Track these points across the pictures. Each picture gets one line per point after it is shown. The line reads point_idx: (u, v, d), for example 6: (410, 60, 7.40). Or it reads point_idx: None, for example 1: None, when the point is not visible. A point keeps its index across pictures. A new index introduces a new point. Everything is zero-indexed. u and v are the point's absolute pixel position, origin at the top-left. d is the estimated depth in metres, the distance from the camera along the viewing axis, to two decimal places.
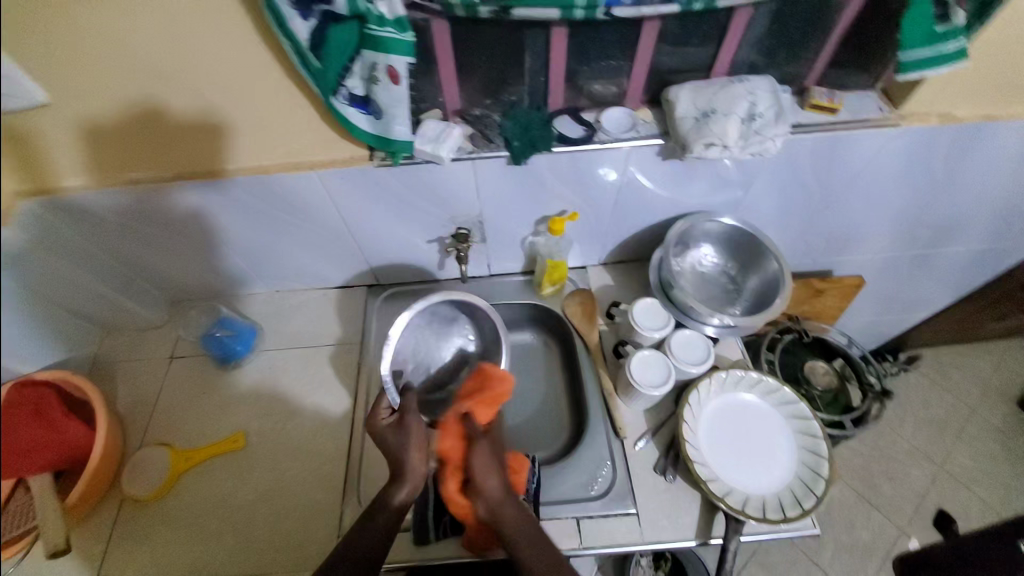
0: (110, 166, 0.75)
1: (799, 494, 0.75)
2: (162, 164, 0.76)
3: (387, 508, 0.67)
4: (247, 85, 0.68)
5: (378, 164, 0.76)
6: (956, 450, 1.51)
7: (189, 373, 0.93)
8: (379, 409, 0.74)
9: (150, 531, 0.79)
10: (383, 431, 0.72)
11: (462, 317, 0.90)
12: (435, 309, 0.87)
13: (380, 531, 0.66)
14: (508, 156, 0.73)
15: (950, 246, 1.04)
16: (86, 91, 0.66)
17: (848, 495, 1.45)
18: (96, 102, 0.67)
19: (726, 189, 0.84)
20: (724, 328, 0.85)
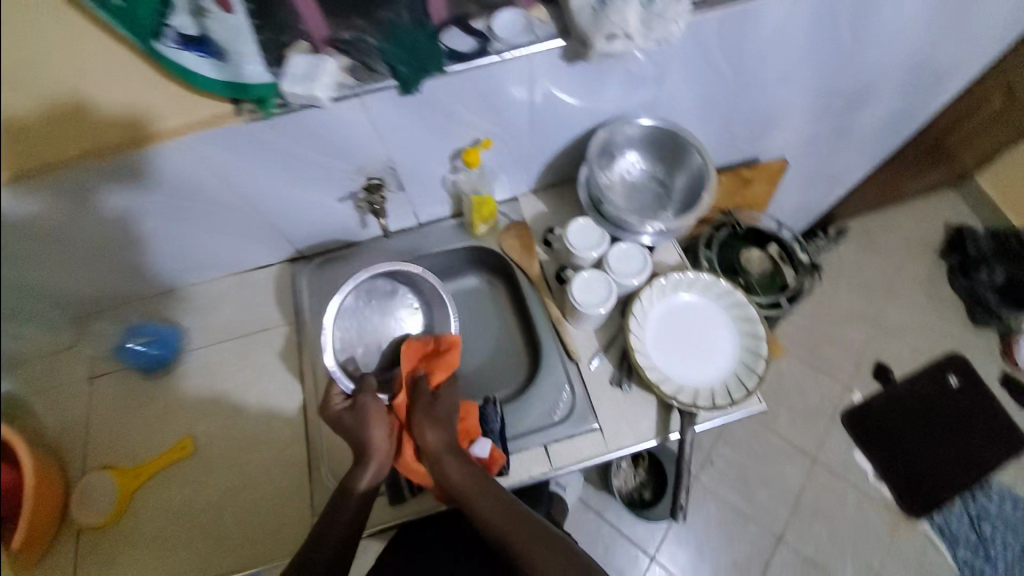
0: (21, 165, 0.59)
1: (743, 376, 0.80)
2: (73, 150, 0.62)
3: (349, 497, 0.66)
4: (67, 53, 0.62)
5: (250, 119, 0.63)
6: (886, 304, 1.65)
7: (112, 392, 0.84)
8: (331, 396, 0.73)
9: (116, 555, 0.75)
10: (340, 414, 0.72)
11: (401, 288, 0.91)
12: (371, 287, 0.89)
13: (353, 508, 0.66)
14: (397, 86, 0.65)
15: (865, 111, 1.05)
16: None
17: (797, 365, 1.57)
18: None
19: (642, 88, 0.80)
20: (659, 234, 0.85)
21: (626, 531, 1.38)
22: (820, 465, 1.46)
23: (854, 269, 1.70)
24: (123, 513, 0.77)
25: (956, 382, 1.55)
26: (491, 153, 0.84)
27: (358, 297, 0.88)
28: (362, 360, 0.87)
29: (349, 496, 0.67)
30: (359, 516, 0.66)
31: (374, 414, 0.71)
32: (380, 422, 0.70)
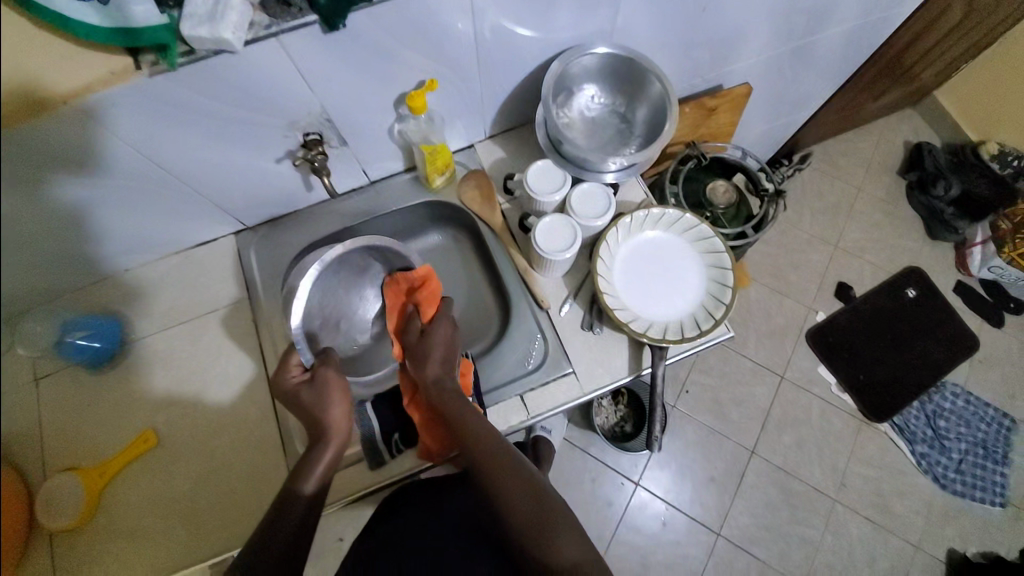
0: None
1: (710, 307, 0.79)
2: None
3: (297, 500, 0.60)
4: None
5: (152, 73, 0.55)
6: (848, 227, 1.69)
7: (61, 389, 0.79)
8: (289, 367, 0.70)
9: (93, 554, 0.72)
10: (296, 391, 0.68)
11: (374, 266, 0.83)
12: (345, 259, 0.79)
13: (303, 501, 0.60)
14: (319, 21, 0.57)
15: (828, 29, 1.01)
16: None
17: (765, 292, 1.62)
18: None
19: (597, 13, 0.73)
20: (623, 170, 0.82)
21: (609, 462, 1.44)
22: (788, 382, 1.53)
23: (817, 194, 1.73)
24: (93, 513, 0.74)
25: (913, 294, 1.62)
26: (439, 97, 0.77)
27: (331, 268, 0.78)
28: (321, 335, 0.79)
29: (297, 498, 0.60)
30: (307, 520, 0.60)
31: (334, 387, 0.69)
32: (341, 400, 0.68)
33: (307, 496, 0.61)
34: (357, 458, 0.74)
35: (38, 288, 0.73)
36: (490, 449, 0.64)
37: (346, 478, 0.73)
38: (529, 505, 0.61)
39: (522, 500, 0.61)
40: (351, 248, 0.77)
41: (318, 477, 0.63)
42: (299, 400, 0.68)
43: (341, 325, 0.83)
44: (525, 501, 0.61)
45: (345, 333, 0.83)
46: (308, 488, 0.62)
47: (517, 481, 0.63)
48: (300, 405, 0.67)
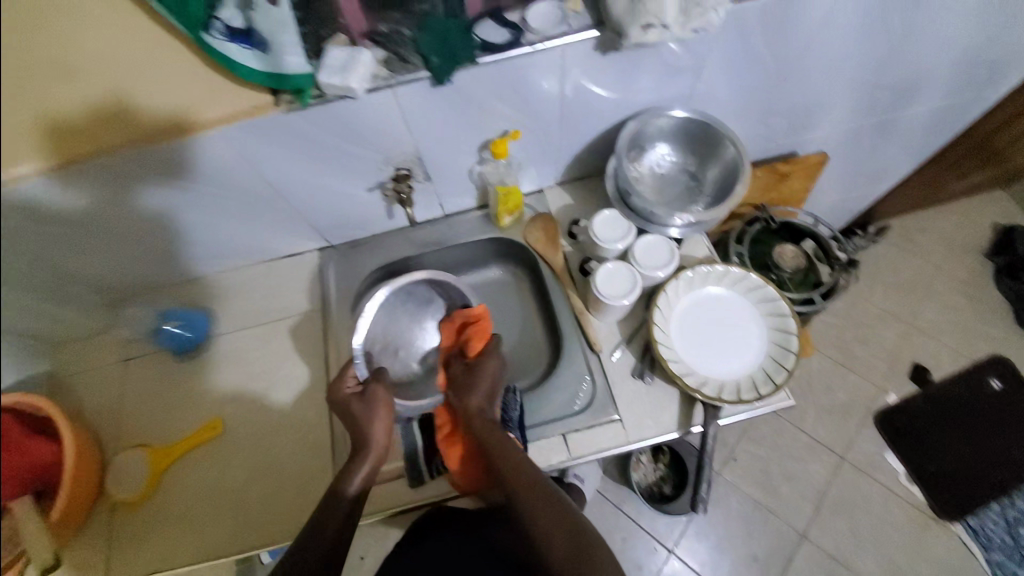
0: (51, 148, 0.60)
1: (771, 371, 0.77)
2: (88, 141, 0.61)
3: (342, 499, 0.66)
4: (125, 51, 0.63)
5: (288, 110, 0.64)
6: (923, 306, 1.59)
7: (147, 371, 0.87)
8: (345, 378, 0.75)
9: (147, 530, 0.77)
10: (347, 400, 0.72)
11: (437, 299, 0.90)
12: (411, 290, 0.89)
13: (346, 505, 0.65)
14: (429, 76, 0.65)
15: (912, 105, 1.00)
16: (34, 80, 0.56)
17: (826, 365, 1.53)
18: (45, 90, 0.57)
19: (677, 79, 0.78)
20: (688, 226, 0.83)
21: (644, 523, 1.37)
22: (849, 464, 1.42)
23: (891, 269, 1.64)
24: (154, 490, 0.79)
25: (999, 386, 1.48)
26: (519, 144, 0.83)
27: (399, 296, 0.88)
28: (379, 356, 0.86)
29: (342, 499, 0.66)
30: (350, 519, 0.65)
31: (382, 405, 0.72)
32: (386, 415, 0.72)
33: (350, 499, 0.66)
34: (397, 474, 0.76)
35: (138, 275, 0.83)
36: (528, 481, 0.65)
37: (386, 492, 0.75)
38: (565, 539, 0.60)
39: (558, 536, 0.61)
40: (417, 280, 0.86)
41: (361, 481, 0.68)
42: (348, 411, 0.72)
43: (399, 350, 0.89)
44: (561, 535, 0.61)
45: (401, 360, 0.88)
46: (351, 490, 0.67)
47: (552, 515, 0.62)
48: (348, 415, 0.72)
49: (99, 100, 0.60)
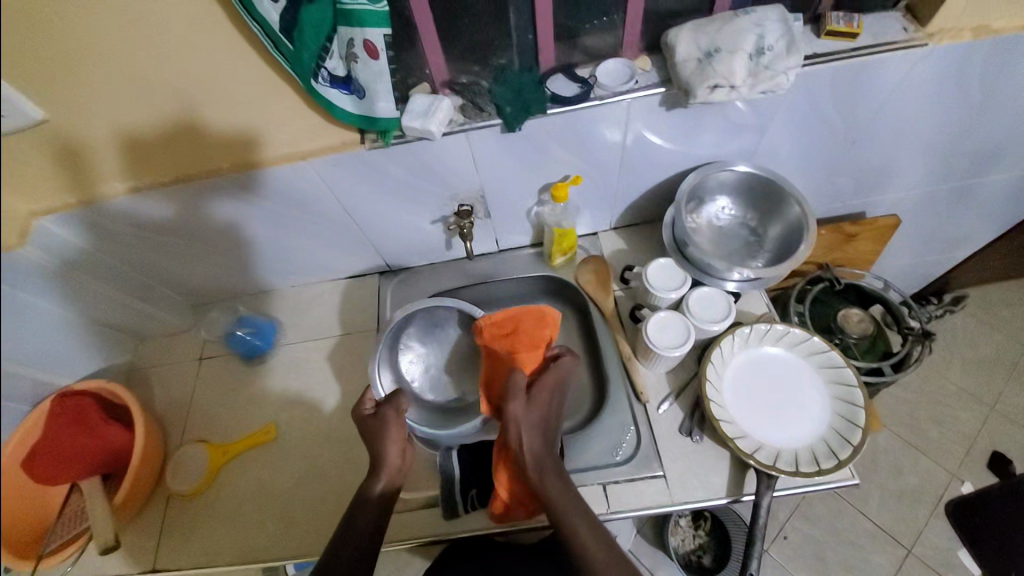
0: (147, 169, 0.73)
1: (834, 445, 0.72)
2: (176, 164, 0.73)
3: (367, 500, 0.69)
4: (201, 68, 0.65)
5: (371, 147, 0.72)
6: (1008, 388, 1.44)
7: (216, 373, 0.95)
8: (364, 399, 0.78)
9: (196, 523, 0.81)
10: (364, 418, 0.75)
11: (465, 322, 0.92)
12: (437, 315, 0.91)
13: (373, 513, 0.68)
14: (501, 124, 0.70)
15: (996, 173, 0.95)
16: (131, 108, 0.67)
17: (894, 443, 1.40)
18: (142, 116, 0.68)
19: (741, 136, 0.79)
20: (745, 281, 0.82)
21: None
22: (916, 559, 1.27)
23: (969, 343, 1.52)
24: (208, 486, 0.84)
25: None
26: (579, 189, 0.86)
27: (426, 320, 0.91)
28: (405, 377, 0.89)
29: (367, 500, 0.69)
30: (378, 521, 0.68)
31: (394, 425, 0.74)
32: (397, 436, 0.73)
33: (376, 498, 0.69)
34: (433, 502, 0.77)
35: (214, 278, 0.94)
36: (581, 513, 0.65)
37: (420, 520, 0.76)
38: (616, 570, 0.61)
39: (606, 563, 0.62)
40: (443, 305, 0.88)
41: (387, 480, 0.71)
42: (364, 429, 0.75)
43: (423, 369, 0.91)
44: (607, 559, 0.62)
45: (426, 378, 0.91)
46: (376, 491, 0.70)
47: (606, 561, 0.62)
48: (363, 433, 0.75)
49: (181, 126, 0.69)
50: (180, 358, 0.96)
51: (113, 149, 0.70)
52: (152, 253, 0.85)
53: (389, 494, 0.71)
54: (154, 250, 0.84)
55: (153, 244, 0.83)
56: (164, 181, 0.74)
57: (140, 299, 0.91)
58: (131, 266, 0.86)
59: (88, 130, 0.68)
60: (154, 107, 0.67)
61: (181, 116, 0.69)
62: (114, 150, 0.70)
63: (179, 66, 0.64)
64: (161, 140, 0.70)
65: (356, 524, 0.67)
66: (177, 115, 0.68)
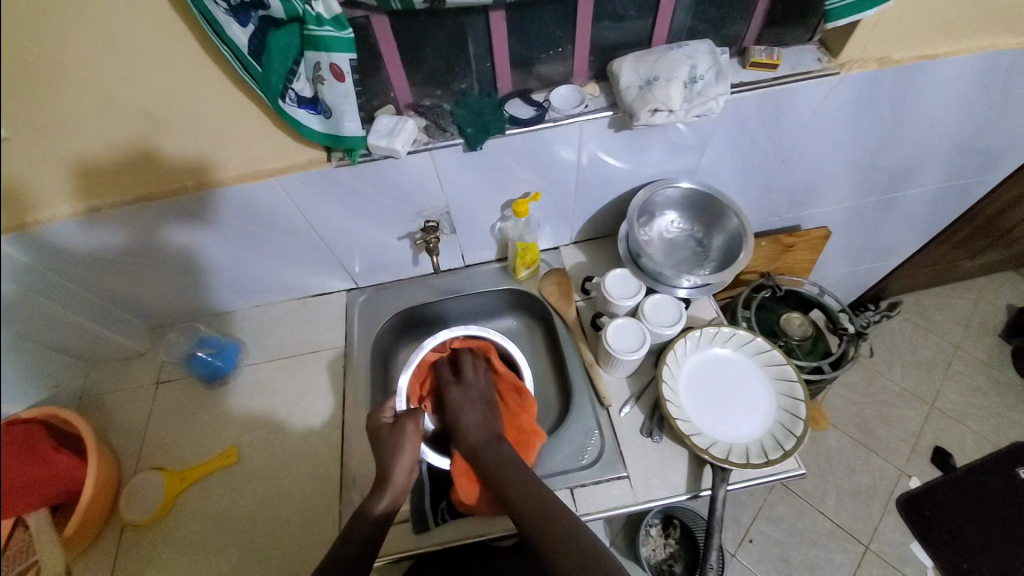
0: (97, 192, 0.73)
1: (781, 437, 0.77)
2: (125, 186, 0.74)
3: (366, 521, 0.69)
4: (164, 95, 0.66)
5: (337, 164, 0.75)
6: (944, 386, 1.57)
7: (175, 397, 0.92)
8: (383, 409, 0.81)
9: (152, 553, 0.78)
10: (380, 429, 0.78)
11: None
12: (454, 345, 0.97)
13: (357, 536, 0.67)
14: (463, 143, 0.74)
15: (910, 189, 1.07)
16: (75, 136, 0.67)
17: (845, 443, 1.49)
18: (88, 141, 0.68)
19: (684, 156, 0.86)
20: (696, 288, 0.88)
21: None
22: (873, 554, 1.34)
23: (907, 346, 1.65)
24: (165, 514, 0.81)
25: None
26: (539, 206, 0.91)
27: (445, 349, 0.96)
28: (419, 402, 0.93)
29: (364, 522, 0.69)
30: (371, 539, 0.67)
31: (410, 438, 0.77)
32: (410, 450, 0.75)
33: (373, 520, 0.69)
34: (403, 518, 0.76)
35: (173, 298, 0.93)
36: (535, 505, 0.67)
37: (390, 537, 0.75)
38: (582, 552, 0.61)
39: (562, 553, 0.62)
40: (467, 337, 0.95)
41: (389, 500, 0.71)
42: (377, 440, 0.78)
43: None
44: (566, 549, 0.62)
45: None
46: (377, 510, 0.70)
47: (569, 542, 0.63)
48: (376, 443, 0.77)
49: (131, 150, 0.70)
50: (136, 383, 0.94)
51: (56, 175, 0.70)
52: (109, 274, 0.84)
53: (391, 515, 0.71)
54: (109, 270, 0.83)
55: (106, 264, 0.82)
56: (110, 206, 0.74)
57: (92, 321, 0.88)
58: (87, 288, 0.84)
59: (33, 158, 0.67)
60: (98, 136, 0.68)
61: (131, 141, 0.69)
62: (57, 175, 0.70)
63: (146, 95, 0.65)
64: (110, 165, 0.71)
65: (351, 539, 0.67)
66: (129, 139, 0.69)
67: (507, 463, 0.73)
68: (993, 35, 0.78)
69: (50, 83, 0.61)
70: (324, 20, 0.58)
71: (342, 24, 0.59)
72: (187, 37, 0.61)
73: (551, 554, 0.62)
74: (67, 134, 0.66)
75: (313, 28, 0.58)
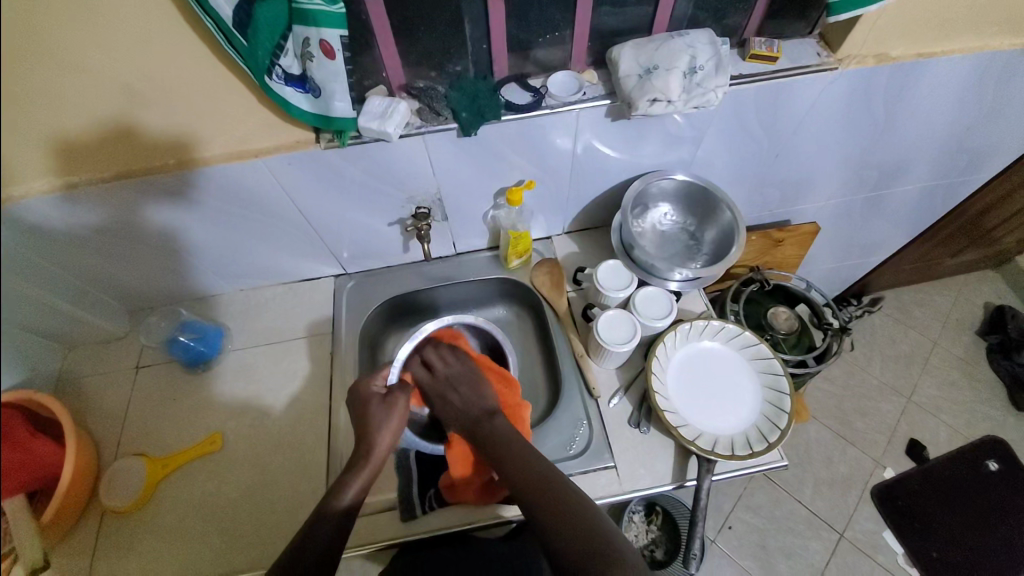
0: (70, 169, 0.70)
1: (765, 429, 0.79)
2: (101, 163, 0.71)
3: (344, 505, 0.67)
4: (143, 68, 0.63)
5: (328, 146, 0.73)
6: (921, 381, 1.61)
7: (156, 382, 0.90)
8: (376, 376, 0.80)
9: (133, 539, 0.77)
10: (369, 397, 0.77)
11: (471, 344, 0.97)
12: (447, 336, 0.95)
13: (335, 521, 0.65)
14: (457, 128, 0.73)
15: (899, 186, 1.08)
16: (46, 108, 0.63)
17: (825, 434, 1.53)
18: (59, 114, 0.64)
19: (680, 147, 0.85)
20: (687, 281, 0.87)
21: None
22: (847, 541, 1.39)
23: (888, 341, 1.69)
24: (146, 501, 0.79)
25: (995, 468, 1.49)
26: (533, 194, 0.90)
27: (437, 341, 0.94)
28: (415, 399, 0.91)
29: (341, 507, 0.67)
30: (341, 530, 0.65)
31: (398, 409, 0.76)
32: (394, 425, 0.75)
33: (342, 511, 0.67)
34: (390, 505, 0.76)
35: (154, 280, 0.90)
36: (531, 479, 0.67)
37: (377, 523, 0.75)
38: (573, 536, 0.61)
39: (556, 525, 0.62)
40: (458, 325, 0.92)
41: (354, 493, 0.69)
42: (364, 409, 0.76)
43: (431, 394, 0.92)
44: (561, 521, 0.63)
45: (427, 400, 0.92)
46: (344, 503, 0.67)
47: (565, 532, 0.62)
48: (365, 414, 0.75)
49: (109, 125, 0.67)
50: (116, 367, 0.91)
51: (27, 148, 0.66)
52: (88, 255, 0.81)
53: (356, 509, 0.68)
54: (86, 250, 0.80)
55: (80, 243, 0.79)
56: (86, 183, 0.71)
57: (69, 303, 0.85)
58: (63, 269, 0.81)
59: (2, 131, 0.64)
60: (72, 108, 0.64)
61: (107, 114, 0.66)
62: (28, 148, 0.66)
63: (125, 67, 0.62)
64: (84, 139, 0.68)
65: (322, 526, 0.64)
66: (105, 113, 0.66)
67: (503, 444, 0.72)
68: (989, 35, 0.78)
69: (20, 50, 0.57)
70: None
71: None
72: (170, 9, 0.58)
73: (546, 527, 0.63)
74: (38, 105, 0.62)
75: (301, 1, 0.56)
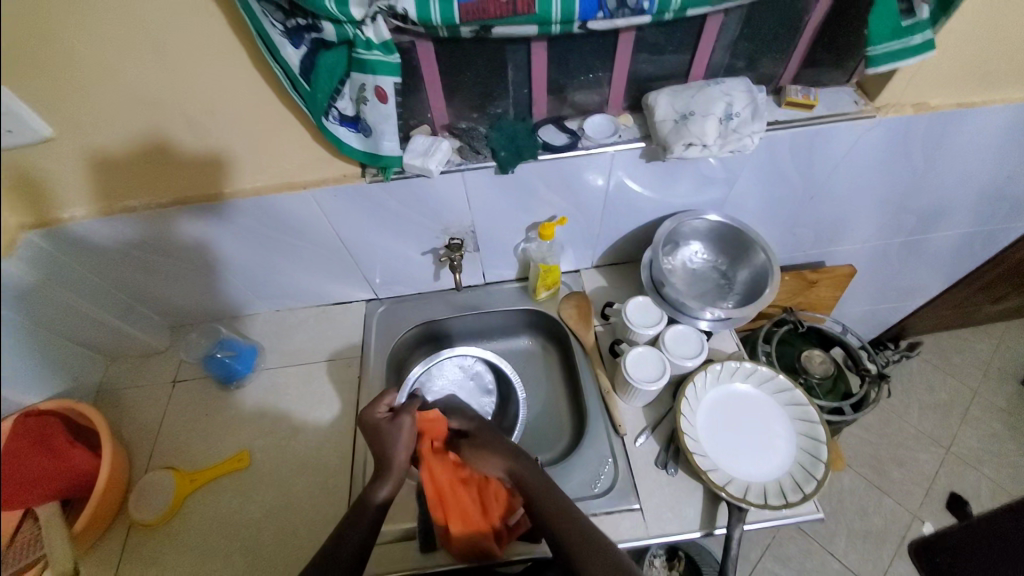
0: (129, 192, 0.76)
1: (800, 480, 0.76)
2: (161, 191, 0.76)
3: (370, 505, 0.71)
4: (206, 106, 0.67)
5: (371, 180, 0.77)
6: (962, 432, 1.53)
7: (191, 397, 0.93)
8: (380, 403, 0.80)
9: (155, 555, 0.78)
10: (377, 423, 0.78)
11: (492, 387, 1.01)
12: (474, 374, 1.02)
13: (363, 532, 0.68)
14: (495, 165, 0.76)
15: (938, 231, 1.06)
16: (116, 137, 0.68)
17: (858, 484, 1.46)
18: (126, 143, 0.69)
19: (712, 188, 0.86)
20: (717, 320, 0.87)
21: None
22: None
23: (925, 387, 1.62)
24: (173, 515, 0.80)
25: None
26: (564, 228, 0.91)
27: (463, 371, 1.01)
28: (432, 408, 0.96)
29: (367, 508, 0.70)
30: (371, 528, 0.69)
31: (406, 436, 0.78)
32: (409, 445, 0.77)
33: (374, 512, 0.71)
34: (410, 534, 0.76)
35: (197, 297, 0.94)
36: (553, 506, 0.69)
37: (397, 553, 0.74)
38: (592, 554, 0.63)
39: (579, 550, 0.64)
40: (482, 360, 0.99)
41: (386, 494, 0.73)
42: (378, 434, 0.77)
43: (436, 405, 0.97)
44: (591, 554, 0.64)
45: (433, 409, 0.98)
46: (378, 500, 0.72)
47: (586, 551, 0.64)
48: (378, 438, 0.77)
49: (170, 155, 0.72)
50: (155, 380, 0.95)
51: (93, 173, 0.72)
52: (138, 271, 0.86)
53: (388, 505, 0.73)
54: (137, 266, 0.85)
55: (130, 259, 0.83)
56: (141, 207, 0.76)
57: (116, 316, 0.90)
58: (113, 282, 0.86)
59: (73, 158, 0.69)
60: (138, 139, 0.69)
61: (169, 144, 0.71)
62: (94, 173, 0.72)
63: (190, 103, 0.67)
64: (146, 167, 0.73)
65: (347, 537, 0.67)
66: (167, 144, 0.71)
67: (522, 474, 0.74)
68: None
69: (97, 86, 0.62)
70: (373, 44, 0.59)
71: (389, 49, 0.60)
72: (240, 54, 0.63)
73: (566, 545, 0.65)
74: (108, 135, 0.68)
75: (361, 51, 0.59)
